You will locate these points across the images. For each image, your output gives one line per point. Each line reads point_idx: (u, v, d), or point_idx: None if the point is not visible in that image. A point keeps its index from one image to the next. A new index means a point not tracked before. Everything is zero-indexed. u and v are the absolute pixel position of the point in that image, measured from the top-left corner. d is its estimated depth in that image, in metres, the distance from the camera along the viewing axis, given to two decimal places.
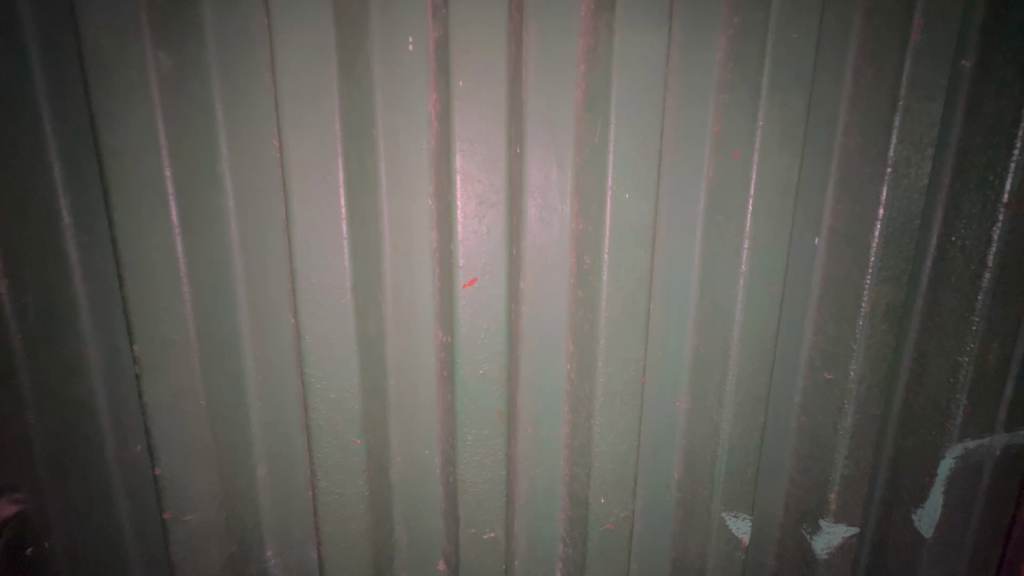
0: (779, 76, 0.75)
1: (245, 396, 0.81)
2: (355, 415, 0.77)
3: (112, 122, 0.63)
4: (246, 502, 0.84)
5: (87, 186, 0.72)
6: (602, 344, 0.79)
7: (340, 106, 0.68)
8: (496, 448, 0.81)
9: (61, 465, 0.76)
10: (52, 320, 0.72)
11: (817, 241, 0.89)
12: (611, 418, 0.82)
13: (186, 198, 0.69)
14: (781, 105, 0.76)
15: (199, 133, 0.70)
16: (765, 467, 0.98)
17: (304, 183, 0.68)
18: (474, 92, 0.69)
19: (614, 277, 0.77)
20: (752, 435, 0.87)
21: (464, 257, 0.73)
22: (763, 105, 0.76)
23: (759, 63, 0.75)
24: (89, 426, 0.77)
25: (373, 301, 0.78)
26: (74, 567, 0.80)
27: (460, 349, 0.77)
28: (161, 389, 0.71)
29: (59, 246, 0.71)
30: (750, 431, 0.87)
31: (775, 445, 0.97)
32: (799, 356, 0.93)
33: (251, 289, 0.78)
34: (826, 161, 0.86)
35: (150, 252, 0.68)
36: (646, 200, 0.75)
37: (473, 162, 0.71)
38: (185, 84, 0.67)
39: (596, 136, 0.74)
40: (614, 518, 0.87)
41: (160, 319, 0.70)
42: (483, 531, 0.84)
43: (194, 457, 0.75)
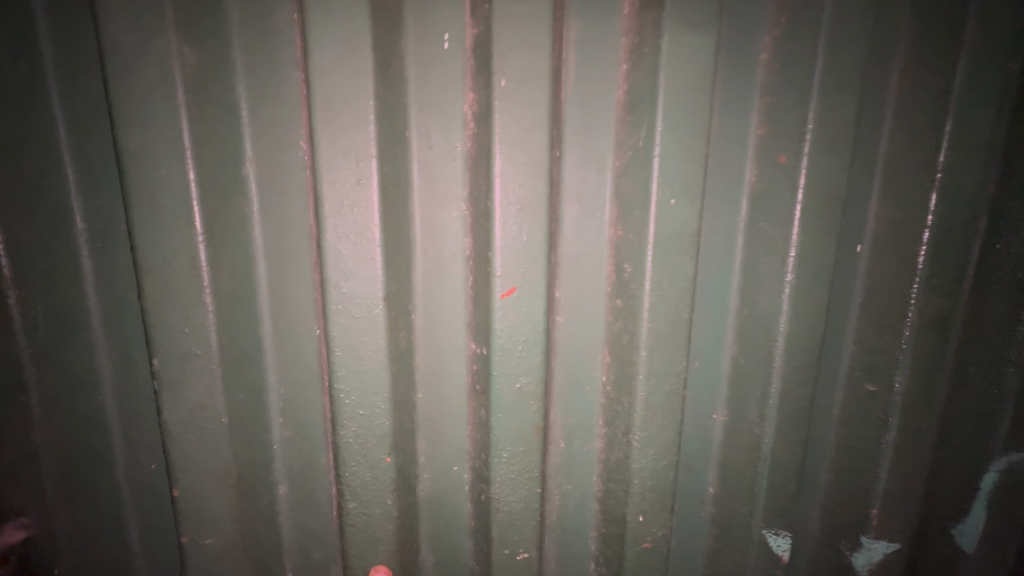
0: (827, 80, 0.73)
1: (266, 411, 0.74)
2: (386, 432, 0.73)
3: (130, 121, 0.59)
4: (265, 524, 0.77)
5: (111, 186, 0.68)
6: (643, 355, 0.77)
7: (373, 105, 0.63)
8: (531, 465, 0.78)
9: (67, 488, 0.70)
10: (64, 332, 0.67)
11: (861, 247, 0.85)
12: (651, 433, 0.79)
13: (210, 204, 0.65)
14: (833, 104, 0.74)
15: (222, 133, 0.65)
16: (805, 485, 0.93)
17: (336, 187, 0.64)
18: (517, 91, 0.65)
19: (657, 287, 0.74)
20: (792, 449, 0.84)
21: (502, 265, 0.70)
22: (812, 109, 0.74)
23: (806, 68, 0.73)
24: (101, 443, 0.73)
25: (403, 311, 0.74)
26: None
27: (495, 362, 0.73)
28: (179, 405, 0.68)
29: (71, 253, 0.67)
30: (793, 444, 0.84)
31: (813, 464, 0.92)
32: (837, 372, 0.89)
33: (275, 297, 0.72)
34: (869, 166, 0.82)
35: (171, 260, 0.64)
36: (691, 206, 0.72)
37: (512, 166, 0.67)
38: (210, 84, 0.63)
39: (640, 138, 0.71)
40: (651, 538, 0.83)
41: (182, 332, 0.66)
42: (517, 552, 0.81)
43: (213, 476, 0.71)
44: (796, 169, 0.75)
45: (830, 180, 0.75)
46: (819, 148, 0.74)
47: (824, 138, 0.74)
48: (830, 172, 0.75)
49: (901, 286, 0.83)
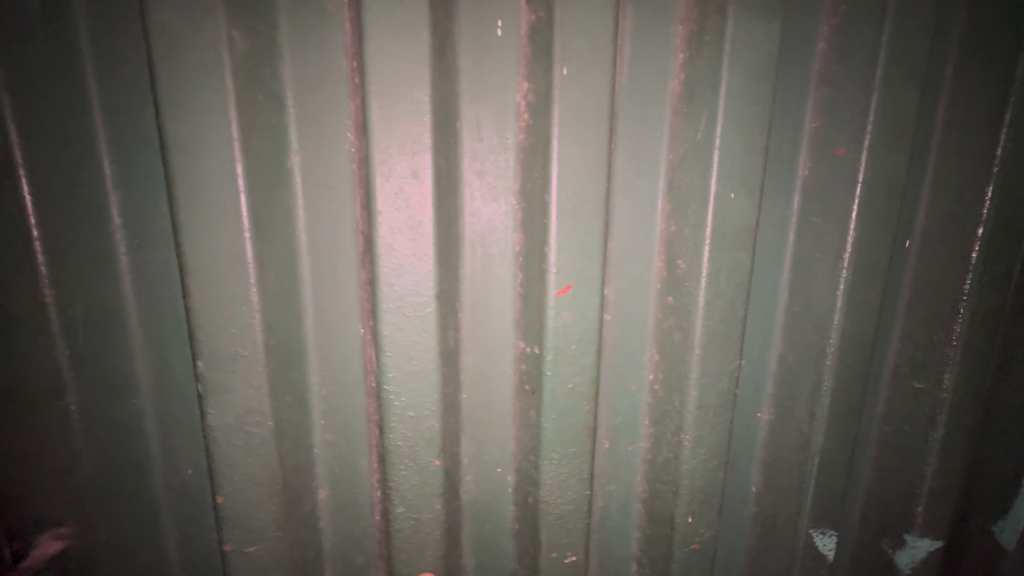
0: (892, 70, 0.72)
1: (308, 412, 0.73)
2: (435, 434, 0.71)
3: (179, 110, 0.56)
4: (309, 531, 0.76)
5: (155, 178, 0.63)
6: (697, 353, 0.75)
7: (429, 94, 0.61)
8: (581, 466, 0.76)
9: (112, 494, 0.68)
10: (101, 333, 0.64)
11: (910, 241, 0.82)
12: (703, 433, 0.78)
13: (257, 196, 0.61)
14: (895, 93, 0.73)
15: (268, 123, 0.62)
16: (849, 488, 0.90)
17: (391, 178, 0.62)
18: (578, 79, 0.63)
19: (713, 283, 0.72)
20: (839, 446, 0.83)
21: (558, 261, 0.68)
22: (876, 99, 0.73)
23: (868, 55, 0.72)
24: (139, 448, 0.68)
25: (451, 309, 0.72)
26: None
27: (548, 362, 0.71)
28: (225, 409, 0.65)
29: (108, 249, 0.63)
30: (839, 440, 0.83)
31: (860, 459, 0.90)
32: (882, 374, 0.87)
33: (319, 297, 0.70)
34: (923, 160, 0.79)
35: (217, 256, 0.60)
36: (750, 199, 0.71)
37: (573, 162, 0.65)
38: (258, 70, 0.60)
39: (699, 130, 0.69)
40: (699, 539, 0.82)
41: (228, 332, 0.62)
42: (564, 555, 0.79)
43: (259, 483, 0.68)
44: (854, 163, 0.75)
45: (886, 175, 0.75)
46: (878, 143, 0.74)
47: (885, 132, 0.74)
48: (893, 165, 0.75)
49: (953, 280, 0.81)
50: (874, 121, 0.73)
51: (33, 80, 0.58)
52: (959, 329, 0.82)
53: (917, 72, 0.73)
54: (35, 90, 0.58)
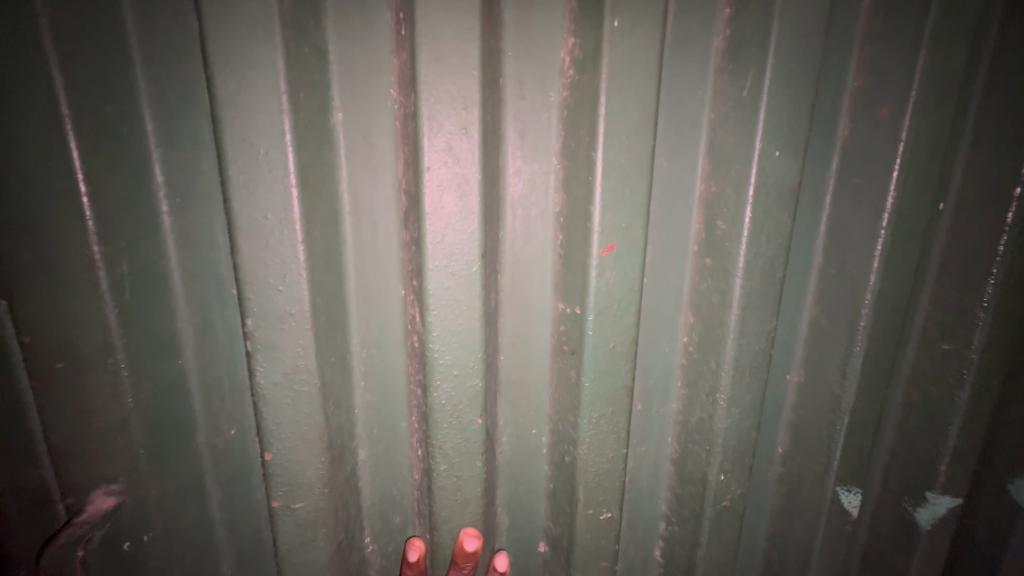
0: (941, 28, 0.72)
1: (350, 373, 0.74)
2: (478, 393, 0.72)
3: (227, 62, 0.55)
4: (351, 490, 0.78)
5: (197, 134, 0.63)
6: (736, 314, 0.75)
7: (480, 50, 0.60)
8: (619, 426, 0.77)
9: (161, 453, 0.68)
10: (147, 294, 0.64)
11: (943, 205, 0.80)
12: (738, 392, 0.78)
13: (303, 151, 0.60)
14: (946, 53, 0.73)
15: (317, 78, 0.62)
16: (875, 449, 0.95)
17: (440, 134, 0.61)
18: (628, 33, 0.62)
19: (753, 241, 0.72)
20: (867, 406, 0.85)
21: (602, 221, 0.67)
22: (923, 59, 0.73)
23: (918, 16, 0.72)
24: (184, 407, 0.70)
25: (493, 271, 0.72)
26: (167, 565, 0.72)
27: (589, 323, 0.71)
28: (275, 367, 0.65)
29: (151, 208, 0.63)
30: (869, 401, 0.85)
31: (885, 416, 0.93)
32: (909, 339, 0.89)
33: (359, 257, 0.71)
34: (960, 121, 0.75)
35: (265, 214, 0.60)
36: (795, 157, 0.71)
37: (620, 119, 0.64)
38: (305, 24, 0.59)
39: (745, 88, 0.68)
40: (731, 496, 0.84)
41: (277, 292, 0.62)
42: (600, 512, 0.80)
43: (307, 442, 0.69)
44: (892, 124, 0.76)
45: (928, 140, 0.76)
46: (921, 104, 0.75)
47: (928, 92, 0.74)
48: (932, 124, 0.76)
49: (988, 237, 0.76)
50: (920, 80, 0.74)
51: (76, 22, 0.54)
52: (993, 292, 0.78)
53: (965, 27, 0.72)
54: (77, 32, 0.54)
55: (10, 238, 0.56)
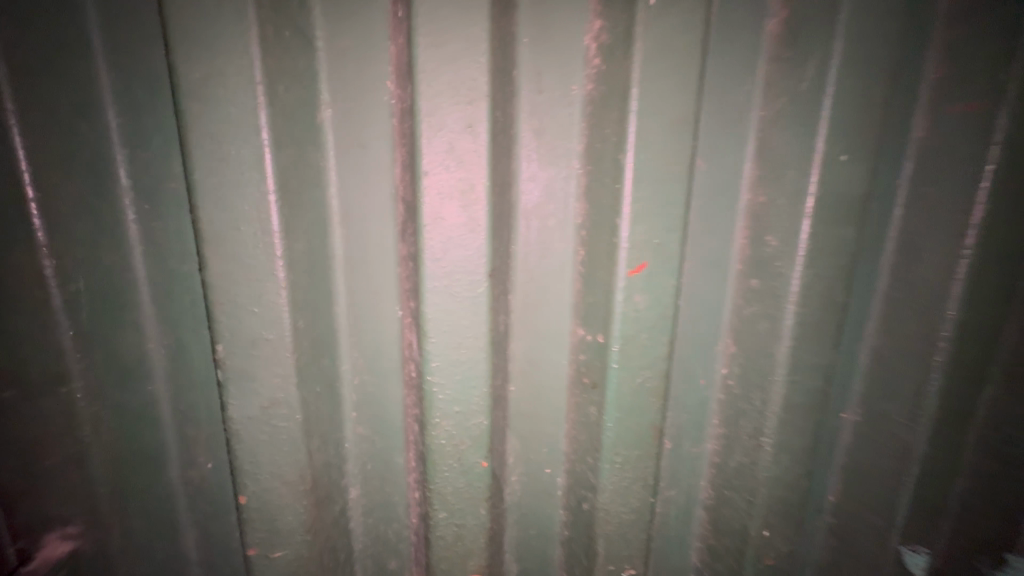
0: None
1: (340, 403, 0.66)
2: (483, 432, 0.62)
3: (193, 46, 0.47)
4: (340, 534, 0.69)
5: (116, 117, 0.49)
6: (787, 346, 0.65)
7: (488, 31, 0.51)
8: (647, 471, 0.67)
9: (125, 489, 0.61)
10: (109, 312, 0.57)
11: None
12: (787, 436, 0.68)
13: (283, 151, 0.52)
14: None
15: (300, 68, 0.54)
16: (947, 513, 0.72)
17: (439, 131, 0.52)
18: (664, 12, 0.52)
19: (811, 261, 0.62)
20: (942, 454, 0.71)
21: (631, 235, 0.57)
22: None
23: None
24: (154, 440, 0.62)
25: (502, 290, 0.62)
26: None
27: (614, 353, 0.61)
28: (250, 400, 0.57)
29: (114, 214, 0.55)
30: (950, 450, 0.71)
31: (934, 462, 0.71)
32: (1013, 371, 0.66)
33: (351, 272, 0.62)
34: None
35: (238, 223, 0.51)
36: (865, 163, 0.60)
37: (655, 112, 0.54)
38: (286, 5, 0.51)
39: (806, 78, 0.59)
40: (775, 554, 0.73)
41: (250, 313, 0.54)
42: (623, 569, 0.69)
43: (286, 483, 0.60)
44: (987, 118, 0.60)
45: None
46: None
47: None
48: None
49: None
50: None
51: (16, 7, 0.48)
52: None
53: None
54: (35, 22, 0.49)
55: None
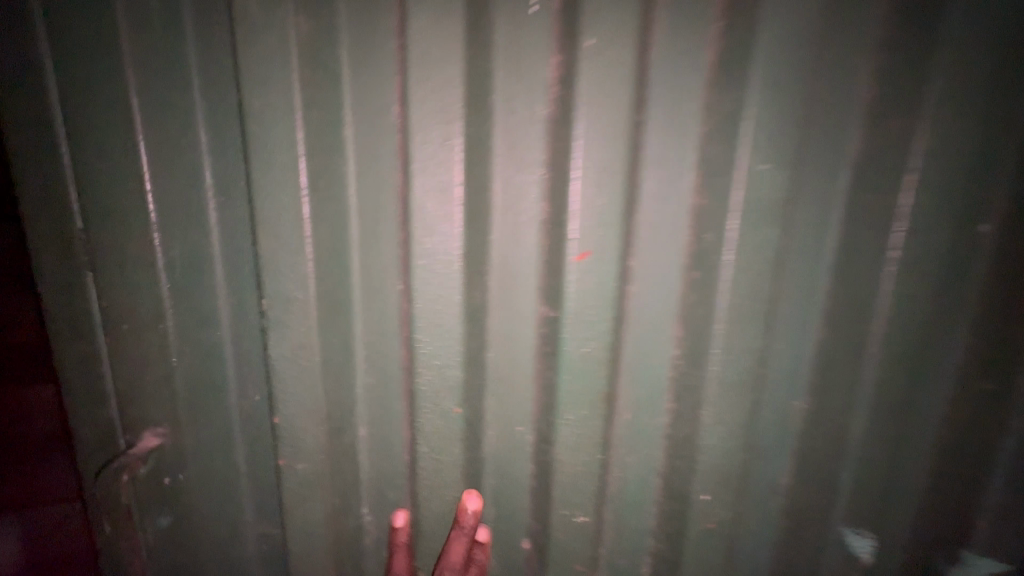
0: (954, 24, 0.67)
1: (353, 355, 0.82)
2: (457, 383, 0.81)
3: (256, 85, 0.69)
4: (348, 461, 0.86)
5: (191, 131, 0.73)
6: (719, 329, 0.76)
7: (462, 70, 0.70)
8: (595, 429, 0.80)
9: (198, 407, 0.82)
10: (191, 272, 0.77)
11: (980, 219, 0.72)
12: (721, 408, 0.78)
13: (314, 160, 0.73)
14: (962, 64, 0.68)
15: (327, 94, 0.71)
16: (908, 507, 0.82)
17: (425, 145, 0.72)
18: (601, 52, 0.67)
19: (738, 257, 0.73)
20: (902, 452, 0.80)
21: (577, 230, 0.72)
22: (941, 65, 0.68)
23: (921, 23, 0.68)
24: (219, 371, 0.82)
25: (479, 271, 0.77)
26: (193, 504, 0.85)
27: (565, 325, 0.76)
28: (284, 342, 0.78)
29: (201, 201, 0.75)
30: (887, 437, 0.80)
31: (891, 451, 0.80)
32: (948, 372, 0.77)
33: (364, 252, 0.78)
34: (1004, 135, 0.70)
35: (281, 210, 0.73)
36: (781, 172, 0.71)
37: (593, 130, 0.69)
38: (320, 49, 0.70)
39: (726, 104, 0.70)
40: (716, 518, 0.83)
41: (288, 275, 0.76)
42: (574, 514, 0.83)
43: (307, 410, 0.82)
44: (901, 144, 0.71)
45: (951, 161, 0.71)
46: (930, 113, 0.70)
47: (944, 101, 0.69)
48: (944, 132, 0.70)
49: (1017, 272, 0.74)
50: (935, 84, 0.69)
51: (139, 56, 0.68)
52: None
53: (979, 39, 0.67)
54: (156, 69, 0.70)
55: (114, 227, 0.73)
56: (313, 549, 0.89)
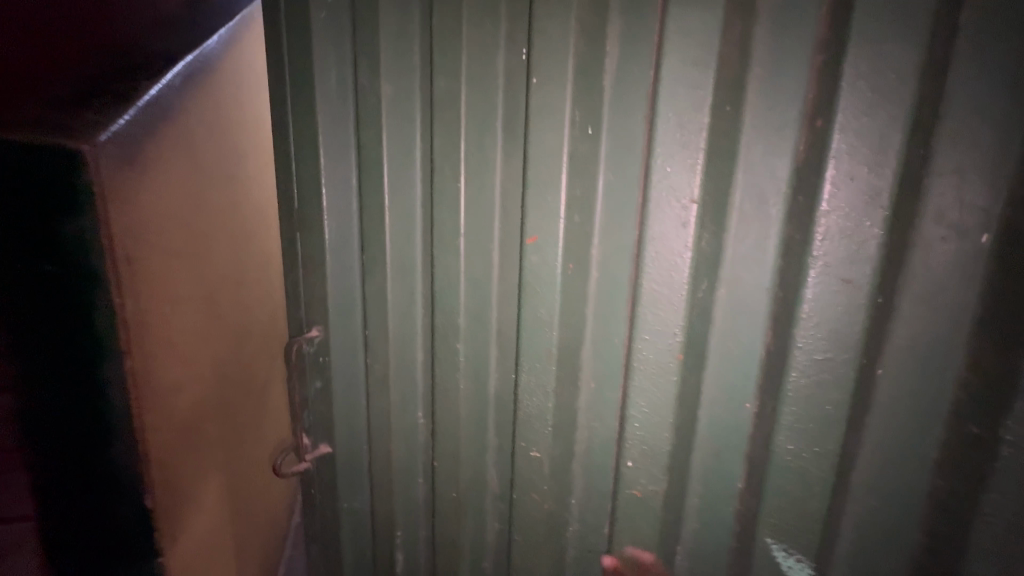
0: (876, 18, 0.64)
1: (413, 302, 1.22)
2: (460, 328, 1.11)
3: (367, 127, 1.14)
4: (409, 374, 1.26)
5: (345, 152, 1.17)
6: (642, 311, 0.86)
7: (466, 105, 1.00)
8: (547, 381, 0.99)
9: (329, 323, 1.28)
10: (342, 237, 1.22)
11: (967, 216, 0.63)
12: (643, 384, 0.88)
13: (394, 171, 1.15)
14: (879, 57, 0.64)
15: (403, 131, 1.13)
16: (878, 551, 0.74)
17: (445, 159, 1.04)
18: (545, 85, 0.87)
19: (655, 250, 0.83)
20: (869, 484, 0.74)
21: (531, 218, 0.93)
22: (850, 63, 0.65)
23: (846, 23, 0.66)
24: (348, 305, 1.26)
25: (481, 248, 1.06)
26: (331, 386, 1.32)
27: (525, 293, 0.97)
28: (375, 284, 1.22)
29: (347, 196, 1.20)
30: (862, 457, 0.73)
31: (849, 472, 0.74)
32: (939, 397, 0.67)
33: (422, 233, 1.17)
34: (977, 134, 0.61)
35: (376, 201, 1.17)
36: (692, 173, 0.78)
37: (541, 142, 0.89)
38: (400, 102, 1.11)
39: (650, 114, 0.80)
40: (641, 488, 0.93)
41: (377, 242, 1.19)
42: (530, 449, 1.04)
43: (383, 330, 1.25)
44: (825, 149, 0.68)
45: (879, 162, 0.66)
46: (859, 110, 0.66)
47: (864, 99, 0.66)
48: (869, 131, 0.66)
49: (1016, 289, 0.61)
50: (848, 87, 0.66)
51: (303, 102, 1.16)
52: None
53: (916, 22, 0.62)
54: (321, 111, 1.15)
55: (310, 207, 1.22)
56: (382, 428, 1.32)
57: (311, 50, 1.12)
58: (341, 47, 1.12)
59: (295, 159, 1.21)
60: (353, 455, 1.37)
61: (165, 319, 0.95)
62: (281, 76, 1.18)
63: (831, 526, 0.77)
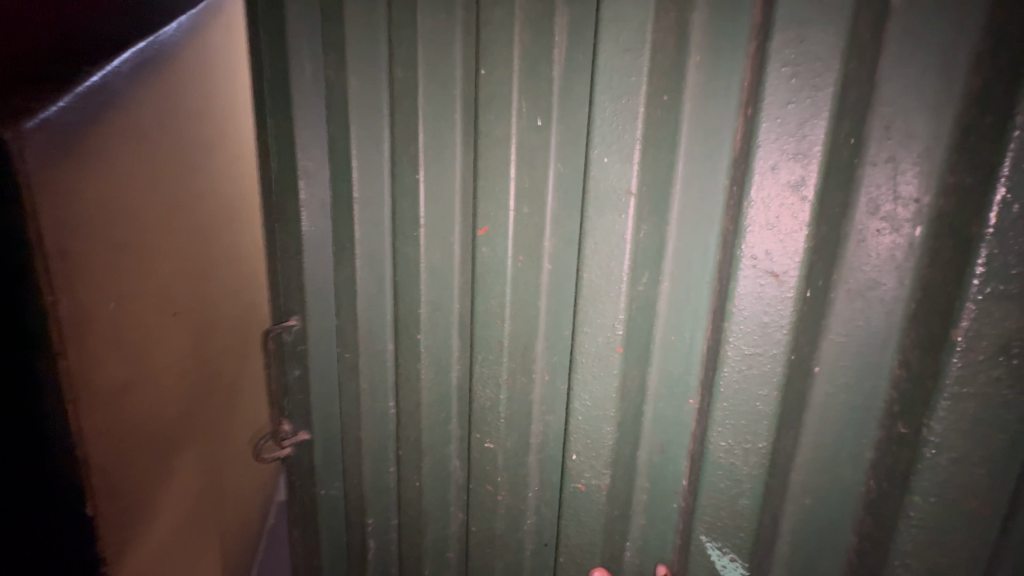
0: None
1: (383, 293, 1.24)
2: (421, 320, 1.11)
3: (335, 119, 1.15)
4: (380, 364, 1.29)
5: (319, 144, 1.20)
6: (586, 303, 0.82)
7: (424, 97, 1.00)
8: (500, 373, 0.97)
9: (303, 313, 1.30)
10: (318, 228, 1.25)
11: (902, 205, 0.60)
12: (586, 379, 0.84)
13: (361, 161, 1.15)
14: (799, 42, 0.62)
15: (372, 123, 1.14)
16: (817, 558, 0.71)
17: (406, 151, 1.05)
18: (491, 75, 0.87)
19: (594, 239, 0.79)
20: (806, 487, 0.70)
21: (482, 210, 0.94)
22: (775, 47, 0.62)
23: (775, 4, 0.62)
24: (324, 295, 1.30)
25: (444, 240, 1.08)
26: (308, 375, 1.35)
27: (480, 285, 0.97)
28: (343, 274, 1.24)
29: (321, 187, 1.23)
30: (798, 459, 0.70)
31: (784, 471, 0.72)
32: (873, 395, 0.65)
33: (391, 225, 1.20)
34: (916, 119, 0.57)
35: (343, 192, 1.18)
36: (628, 163, 0.74)
37: (490, 133, 0.89)
38: (368, 94, 1.13)
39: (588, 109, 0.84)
40: (585, 481, 0.88)
41: (345, 232, 1.20)
42: (485, 440, 1.03)
43: (352, 320, 1.26)
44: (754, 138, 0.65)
45: (806, 152, 0.64)
46: (785, 98, 0.63)
47: (792, 86, 0.63)
48: (796, 119, 0.64)
49: (947, 282, 0.55)
50: (772, 74, 0.63)
51: (278, 96, 1.19)
52: (1002, 352, 0.51)
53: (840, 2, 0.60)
54: (291, 102, 1.16)
55: (286, 200, 1.25)
56: (353, 417, 1.33)
57: (283, 43, 1.14)
58: (314, 42, 1.15)
59: (271, 152, 1.25)
60: (331, 441, 1.41)
61: (100, 307, 1.21)
62: (261, 71, 1.22)
63: (765, 525, 0.74)
